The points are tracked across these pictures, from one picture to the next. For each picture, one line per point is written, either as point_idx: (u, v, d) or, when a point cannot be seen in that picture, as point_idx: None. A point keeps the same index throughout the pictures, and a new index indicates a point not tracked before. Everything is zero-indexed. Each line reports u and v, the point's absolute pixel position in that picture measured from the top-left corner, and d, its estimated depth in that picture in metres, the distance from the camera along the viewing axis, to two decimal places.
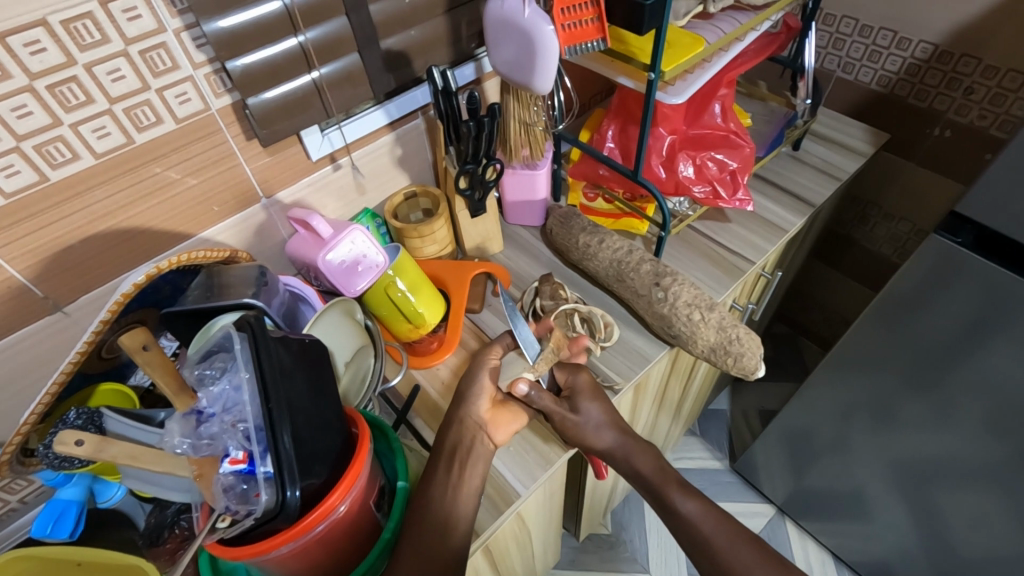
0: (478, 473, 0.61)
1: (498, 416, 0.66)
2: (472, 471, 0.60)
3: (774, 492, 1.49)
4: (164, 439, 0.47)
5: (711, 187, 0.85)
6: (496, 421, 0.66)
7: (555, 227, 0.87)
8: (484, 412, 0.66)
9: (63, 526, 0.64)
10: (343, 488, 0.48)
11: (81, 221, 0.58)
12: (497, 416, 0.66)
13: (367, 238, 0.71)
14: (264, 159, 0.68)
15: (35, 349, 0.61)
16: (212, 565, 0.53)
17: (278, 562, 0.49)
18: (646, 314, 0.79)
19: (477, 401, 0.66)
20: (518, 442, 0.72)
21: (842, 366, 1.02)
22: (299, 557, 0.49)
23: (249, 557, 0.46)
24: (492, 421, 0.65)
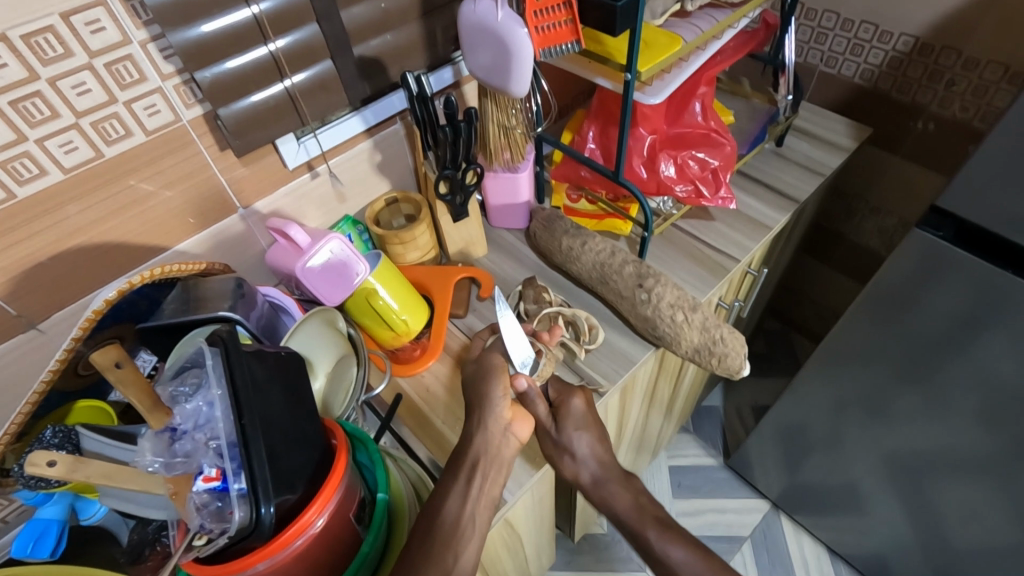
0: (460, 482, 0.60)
1: (519, 413, 0.66)
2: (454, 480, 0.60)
3: (769, 488, 1.50)
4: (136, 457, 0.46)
5: (693, 185, 0.84)
6: (518, 418, 0.65)
7: (539, 229, 0.87)
8: (506, 412, 0.65)
9: (43, 546, 0.63)
10: (320, 502, 0.48)
11: (52, 237, 0.57)
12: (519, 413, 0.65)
13: (345, 247, 0.70)
14: (240, 169, 0.68)
15: (8, 368, 0.60)
16: None
17: None
18: (630, 316, 0.79)
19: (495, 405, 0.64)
20: None
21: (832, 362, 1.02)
22: None
23: None
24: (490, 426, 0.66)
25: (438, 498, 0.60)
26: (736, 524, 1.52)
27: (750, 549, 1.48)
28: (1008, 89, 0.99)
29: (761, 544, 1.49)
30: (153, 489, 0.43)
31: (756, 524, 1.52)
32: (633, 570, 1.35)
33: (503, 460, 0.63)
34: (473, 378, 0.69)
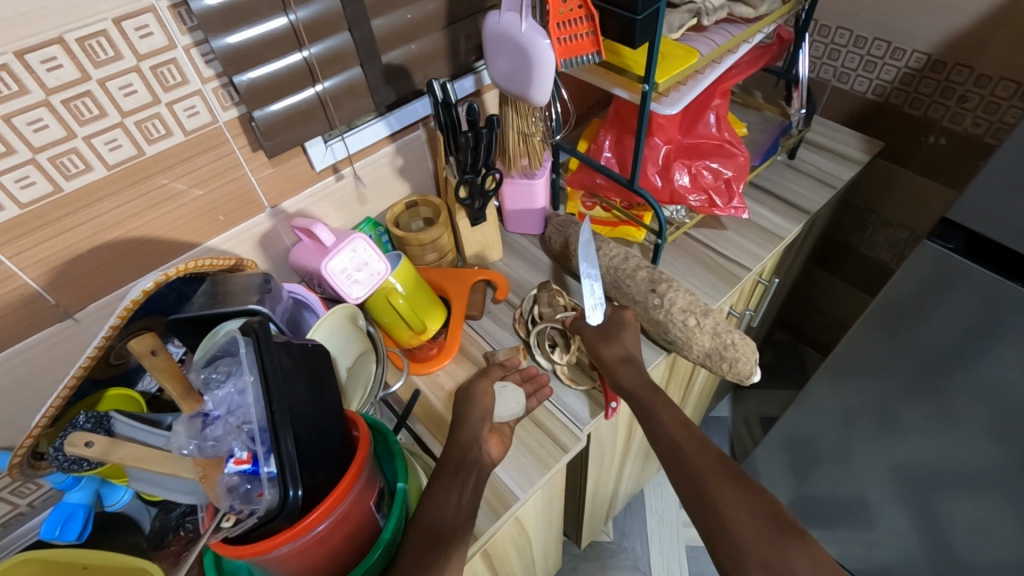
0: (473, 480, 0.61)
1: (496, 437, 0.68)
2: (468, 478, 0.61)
3: (777, 499, 1.50)
4: (171, 440, 0.49)
5: (707, 195, 0.86)
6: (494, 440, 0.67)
7: (553, 234, 0.89)
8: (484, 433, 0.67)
9: (71, 528, 0.66)
10: (343, 488, 0.50)
11: (92, 230, 0.60)
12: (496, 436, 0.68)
13: (369, 246, 0.72)
14: (269, 169, 0.70)
15: (46, 354, 0.62)
16: (216, 564, 0.54)
17: (280, 562, 0.50)
18: (643, 321, 0.80)
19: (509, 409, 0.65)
20: (515, 448, 0.73)
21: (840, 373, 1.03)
22: (300, 558, 0.50)
23: (251, 557, 0.47)
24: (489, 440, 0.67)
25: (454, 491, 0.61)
26: None
27: None
28: (1020, 106, 1.00)
29: None
30: (181, 472, 0.46)
31: None
32: None
33: None
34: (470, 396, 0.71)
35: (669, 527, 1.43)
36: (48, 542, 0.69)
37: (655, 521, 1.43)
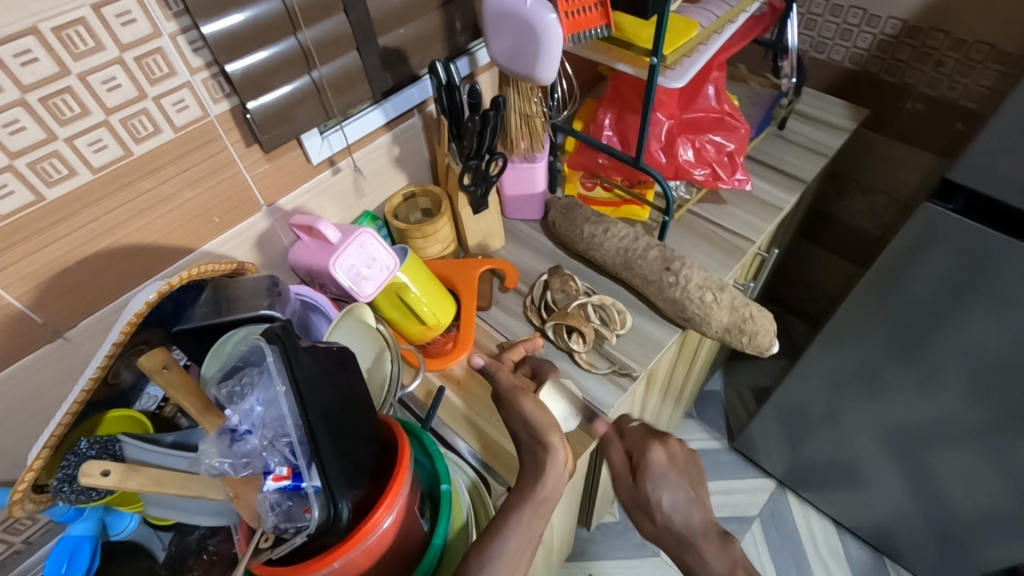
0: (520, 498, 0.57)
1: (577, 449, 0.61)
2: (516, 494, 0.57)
3: (775, 466, 1.54)
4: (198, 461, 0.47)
5: (711, 169, 0.85)
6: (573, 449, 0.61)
7: (558, 218, 0.87)
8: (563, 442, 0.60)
9: (78, 564, 0.62)
10: (389, 499, 0.46)
11: (78, 240, 0.55)
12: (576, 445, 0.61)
13: (376, 240, 0.69)
14: (265, 165, 0.66)
15: (37, 378, 0.58)
16: None
17: None
18: (657, 300, 0.79)
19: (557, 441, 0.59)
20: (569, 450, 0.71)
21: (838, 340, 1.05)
22: None
23: None
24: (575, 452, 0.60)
25: None
26: (744, 504, 1.55)
27: (760, 529, 1.51)
28: (994, 68, 1.02)
29: (768, 523, 1.52)
30: (209, 495, 0.45)
31: (763, 504, 1.55)
32: (648, 556, 1.38)
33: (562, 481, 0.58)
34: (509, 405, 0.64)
35: None
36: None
37: None
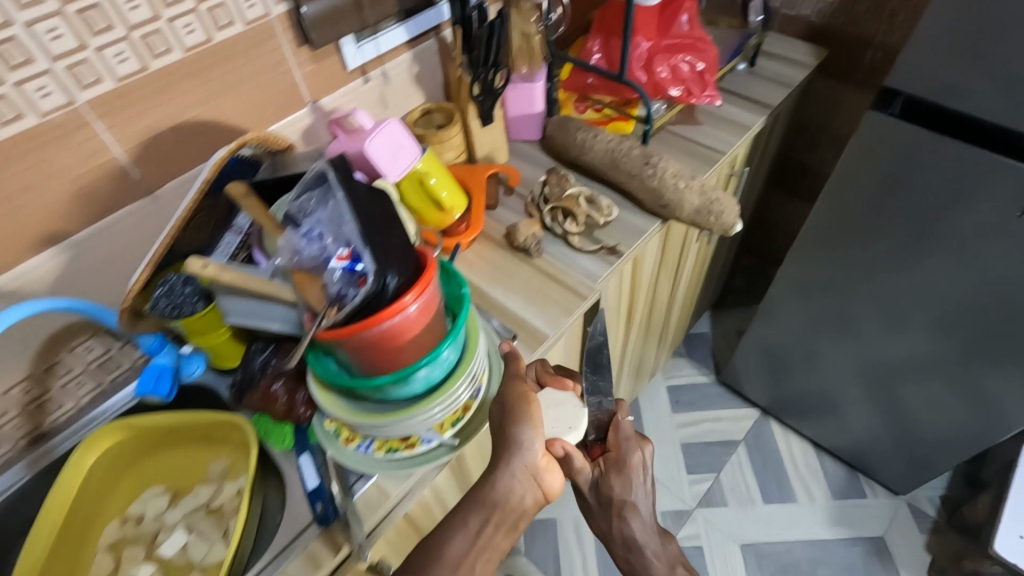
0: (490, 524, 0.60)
1: (551, 464, 0.63)
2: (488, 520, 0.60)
3: (758, 396, 1.67)
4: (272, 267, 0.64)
5: (685, 85, 0.98)
6: (551, 468, 0.63)
7: (554, 130, 1.00)
8: (541, 458, 0.62)
9: (163, 385, 0.76)
10: (416, 290, 0.58)
11: (168, 110, 0.69)
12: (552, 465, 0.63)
13: (401, 129, 0.82)
14: (311, 66, 0.80)
15: (134, 226, 0.72)
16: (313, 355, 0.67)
17: (363, 347, 0.59)
18: (639, 192, 0.93)
19: (535, 455, 0.61)
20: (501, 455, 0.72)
21: (803, 253, 1.18)
22: (380, 344, 0.59)
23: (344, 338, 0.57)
24: (548, 469, 0.62)
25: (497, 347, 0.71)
26: (731, 431, 1.68)
27: (745, 452, 1.64)
28: None
29: (752, 447, 1.65)
30: (278, 293, 0.62)
31: (747, 430, 1.68)
32: None
33: (525, 510, 0.61)
34: (499, 410, 0.65)
35: (660, 432, 1.69)
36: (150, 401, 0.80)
37: None
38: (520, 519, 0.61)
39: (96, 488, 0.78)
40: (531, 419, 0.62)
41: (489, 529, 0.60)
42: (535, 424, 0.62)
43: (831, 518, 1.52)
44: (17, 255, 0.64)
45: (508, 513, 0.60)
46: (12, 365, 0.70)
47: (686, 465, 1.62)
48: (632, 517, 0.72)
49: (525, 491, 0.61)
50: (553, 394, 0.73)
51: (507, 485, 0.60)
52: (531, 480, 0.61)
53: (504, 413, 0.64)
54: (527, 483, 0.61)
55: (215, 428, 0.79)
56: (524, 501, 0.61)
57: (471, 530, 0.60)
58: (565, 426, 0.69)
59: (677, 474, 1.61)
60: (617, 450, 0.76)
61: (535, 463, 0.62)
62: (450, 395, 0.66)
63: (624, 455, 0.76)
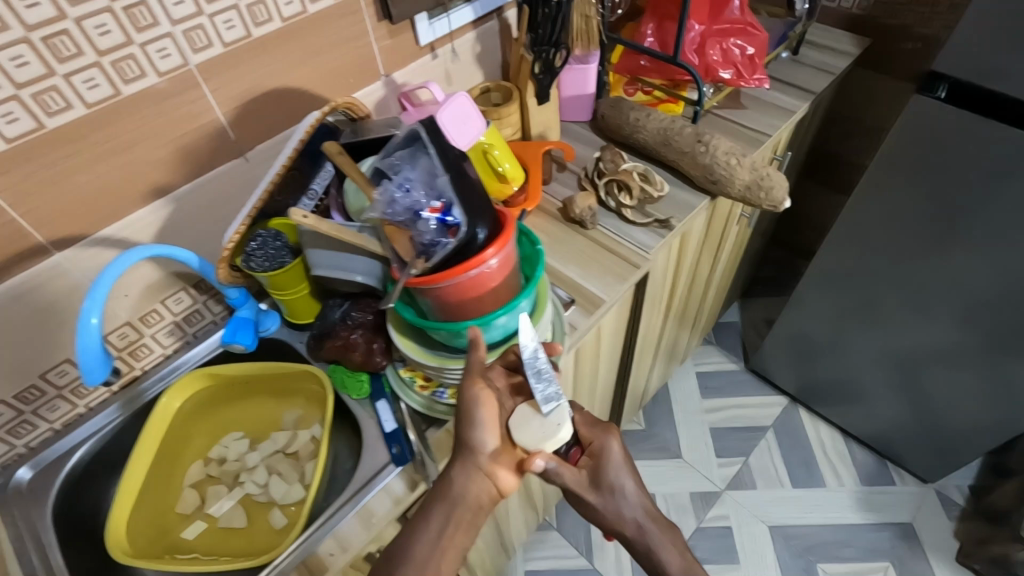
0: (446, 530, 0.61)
1: (507, 462, 0.64)
2: (443, 527, 0.61)
3: (787, 383, 1.69)
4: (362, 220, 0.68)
5: (735, 69, 1.02)
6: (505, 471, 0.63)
7: (606, 110, 1.04)
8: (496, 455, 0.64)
9: (247, 336, 0.81)
10: (494, 245, 0.63)
11: (264, 76, 0.74)
12: (507, 461, 0.64)
13: (468, 102, 0.87)
14: (387, 41, 0.85)
15: (228, 185, 0.77)
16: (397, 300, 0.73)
17: (444, 295, 0.64)
18: (690, 169, 0.97)
19: (481, 454, 0.63)
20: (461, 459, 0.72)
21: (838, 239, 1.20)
22: (460, 294, 0.65)
23: (429, 285, 0.63)
24: (497, 468, 0.63)
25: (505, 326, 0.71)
26: (758, 416, 1.71)
27: (774, 437, 1.67)
28: None
29: (782, 433, 1.68)
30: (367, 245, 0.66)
31: (776, 416, 1.71)
32: None
33: (480, 508, 0.62)
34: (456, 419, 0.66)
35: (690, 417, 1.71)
36: (230, 351, 0.85)
37: None
38: (480, 521, 0.62)
39: (180, 434, 0.84)
40: (483, 421, 0.63)
41: (450, 529, 0.61)
42: (484, 424, 0.63)
43: (859, 503, 1.54)
44: (129, 206, 0.70)
45: (464, 511, 0.61)
46: (114, 310, 0.75)
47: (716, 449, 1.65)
48: (622, 498, 0.64)
49: (480, 488, 0.62)
50: (524, 408, 0.64)
51: (463, 485, 0.62)
52: (485, 477, 0.63)
53: (462, 418, 0.64)
54: (483, 480, 0.62)
55: (289, 379, 0.84)
56: (480, 499, 0.62)
57: (434, 534, 0.61)
58: (542, 435, 0.62)
59: (706, 456, 1.64)
60: (593, 444, 0.67)
61: (485, 462, 0.63)
62: (512, 350, 0.70)
63: (600, 446, 0.66)
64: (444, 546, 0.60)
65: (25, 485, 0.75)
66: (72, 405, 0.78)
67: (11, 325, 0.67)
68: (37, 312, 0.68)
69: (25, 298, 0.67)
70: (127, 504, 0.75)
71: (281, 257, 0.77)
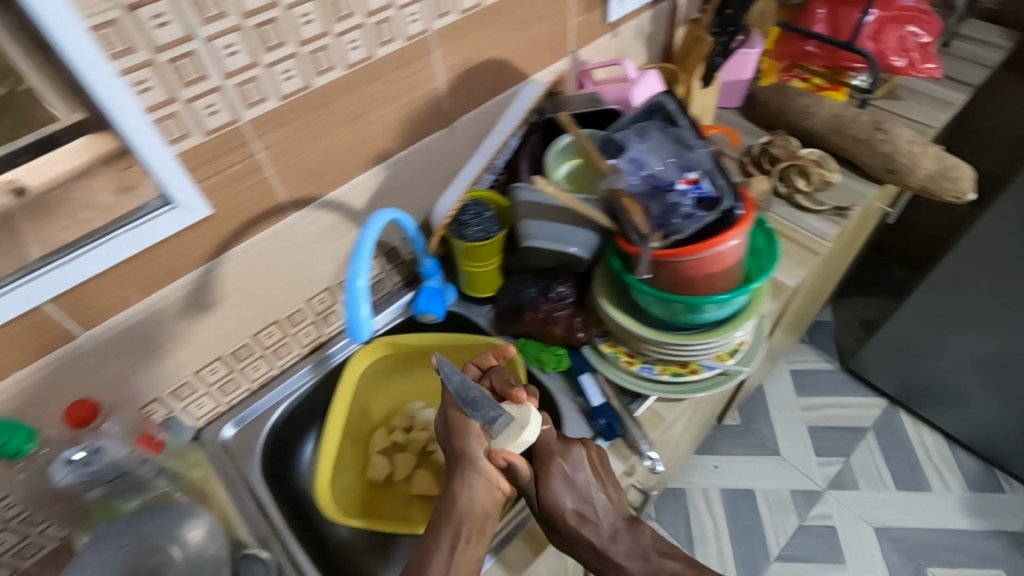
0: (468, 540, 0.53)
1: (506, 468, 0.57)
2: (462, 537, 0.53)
3: (885, 383, 1.63)
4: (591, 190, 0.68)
5: (908, 57, 1.00)
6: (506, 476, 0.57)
7: (770, 97, 1.03)
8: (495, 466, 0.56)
9: (437, 306, 0.82)
10: (739, 226, 0.60)
11: (483, 46, 0.74)
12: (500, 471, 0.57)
13: (658, 83, 0.85)
14: (582, 16, 0.84)
15: (434, 155, 0.78)
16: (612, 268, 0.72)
17: (681, 271, 0.63)
18: (864, 157, 0.94)
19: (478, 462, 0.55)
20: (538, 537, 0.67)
21: (971, 250, 1.15)
22: (697, 271, 0.63)
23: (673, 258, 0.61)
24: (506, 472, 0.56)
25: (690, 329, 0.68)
26: (857, 417, 1.66)
27: (874, 439, 1.63)
28: None
29: (881, 435, 1.63)
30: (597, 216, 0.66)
31: (875, 417, 1.66)
32: None
33: (486, 519, 0.54)
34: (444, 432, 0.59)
35: (785, 414, 1.66)
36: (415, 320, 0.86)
37: None
38: (485, 537, 0.54)
39: (360, 403, 0.85)
40: (474, 429, 0.57)
41: (461, 547, 0.53)
42: (473, 434, 0.56)
43: (967, 509, 1.50)
44: (353, 170, 0.70)
45: (475, 523, 0.53)
46: (321, 273, 0.76)
47: (815, 448, 1.61)
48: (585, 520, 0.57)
49: (484, 496, 0.54)
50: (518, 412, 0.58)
51: (468, 498, 0.54)
52: (486, 482, 0.55)
53: (450, 430, 0.58)
54: (482, 486, 0.55)
55: (471, 353, 0.85)
56: (487, 508, 0.54)
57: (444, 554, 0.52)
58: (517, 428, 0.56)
59: (806, 456, 1.60)
60: (545, 454, 0.59)
61: (486, 468, 0.55)
62: (720, 338, 0.69)
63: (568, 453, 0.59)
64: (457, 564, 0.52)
65: (231, 442, 0.76)
66: (269, 366, 0.79)
67: (243, 282, 0.68)
68: (265, 271, 0.69)
69: (258, 256, 0.67)
70: (328, 465, 0.76)
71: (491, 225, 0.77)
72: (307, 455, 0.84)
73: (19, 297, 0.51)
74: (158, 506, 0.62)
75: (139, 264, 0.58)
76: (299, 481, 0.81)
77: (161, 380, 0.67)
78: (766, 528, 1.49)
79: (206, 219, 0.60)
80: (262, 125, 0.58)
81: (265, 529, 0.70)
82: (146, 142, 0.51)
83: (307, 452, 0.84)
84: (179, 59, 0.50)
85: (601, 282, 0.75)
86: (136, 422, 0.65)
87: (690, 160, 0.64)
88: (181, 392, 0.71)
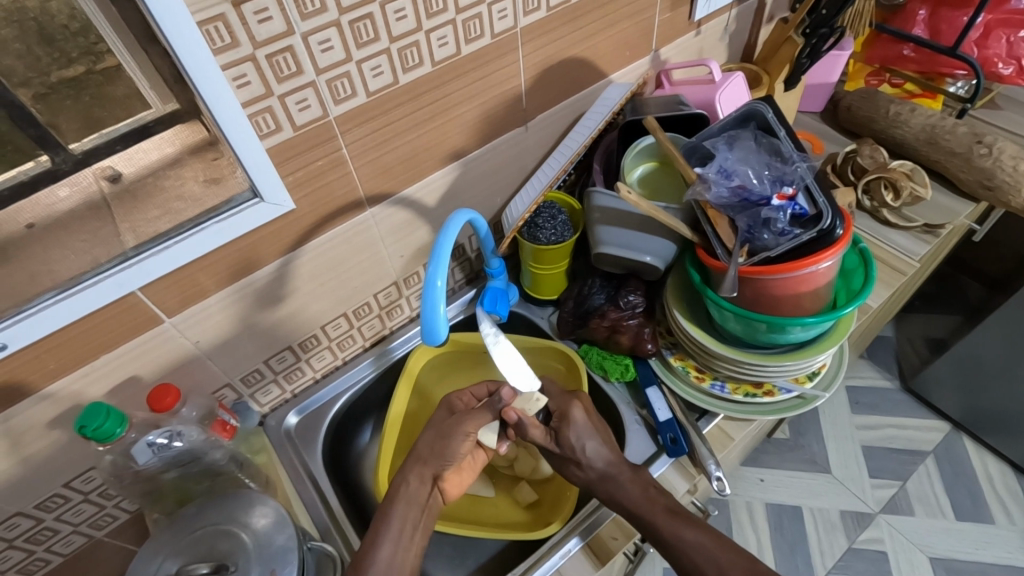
0: (407, 532, 0.60)
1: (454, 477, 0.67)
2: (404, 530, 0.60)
3: (951, 407, 1.51)
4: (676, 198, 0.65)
5: (1018, 64, 0.93)
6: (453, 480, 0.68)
7: (857, 101, 0.97)
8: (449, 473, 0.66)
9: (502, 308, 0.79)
10: (836, 248, 0.57)
11: (566, 44, 0.71)
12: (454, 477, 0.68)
13: (744, 85, 0.81)
14: (667, 14, 0.80)
15: (506, 152, 0.76)
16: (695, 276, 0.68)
17: (767, 289, 0.60)
18: (959, 171, 0.87)
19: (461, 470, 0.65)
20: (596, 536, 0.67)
21: None
22: (786, 290, 0.59)
23: (763, 276, 0.58)
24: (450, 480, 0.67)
25: (726, 354, 0.67)
26: (918, 440, 1.53)
27: (933, 462, 1.49)
28: None
29: (940, 459, 1.50)
30: (679, 227, 0.63)
31: (937, 441, 1.52)
32: (819, 471, 1.50)
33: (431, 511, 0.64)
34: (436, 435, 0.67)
35: (842, 430, 1.56)
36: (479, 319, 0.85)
37: (829, 423, 1.57)
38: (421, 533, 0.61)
39: (414, 402, 0.84)
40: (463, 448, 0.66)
41: (411, 531, 0.61)
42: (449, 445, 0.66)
43: None
44: (429, 168, 0.69)
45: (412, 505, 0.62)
46: (388, 268, 0.76)
47: (870, 469, 1.49)
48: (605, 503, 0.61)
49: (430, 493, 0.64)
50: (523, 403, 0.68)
51: (411, 490, 0.63)
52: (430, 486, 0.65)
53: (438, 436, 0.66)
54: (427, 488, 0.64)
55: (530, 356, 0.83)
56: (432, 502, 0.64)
57: (394, 534, 0.59)
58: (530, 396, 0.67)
59: (859, 475, 1.49)
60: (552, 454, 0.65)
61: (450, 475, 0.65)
62: (800, 361, 0.65)
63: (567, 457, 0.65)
64: (406, 545, 0.59)
65: (295, 429, 0.77)
66: (332, 357, 0.80)
67: (315, 275, 0.68)
68: (336, 264, 0.69)
69: (331, 249, 0.67)
70: (384, 461, 0.76)
71: (564, 229, 0.76)
72: (362, 447, 0.85)
73: (109, 285, 0.52)
74: (227, 494, 0.61)
75: (223, 254, 0.58)
76: (355, 474, 0.82)
77: (232, 367, 0.69)
78: (811, 547, 1.39)
79: (288, 213, 0.60)
80: (348, 120, 0.58)
81: (325, 521, 0.69)
82: (238, 135, 0.51)
83: (363, 442, 0.85)
84: (276, 55, 0.50)
85: (673, 293, 0.73)
86: (209, 406, 0.67)
87: (786, 175, 0.61)
88: (250, 379, 0.72)
